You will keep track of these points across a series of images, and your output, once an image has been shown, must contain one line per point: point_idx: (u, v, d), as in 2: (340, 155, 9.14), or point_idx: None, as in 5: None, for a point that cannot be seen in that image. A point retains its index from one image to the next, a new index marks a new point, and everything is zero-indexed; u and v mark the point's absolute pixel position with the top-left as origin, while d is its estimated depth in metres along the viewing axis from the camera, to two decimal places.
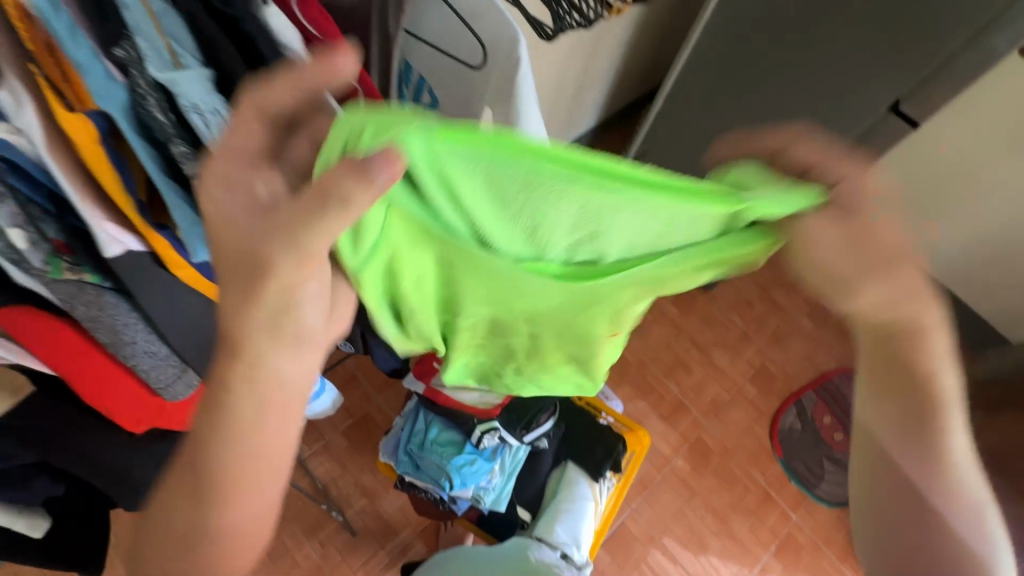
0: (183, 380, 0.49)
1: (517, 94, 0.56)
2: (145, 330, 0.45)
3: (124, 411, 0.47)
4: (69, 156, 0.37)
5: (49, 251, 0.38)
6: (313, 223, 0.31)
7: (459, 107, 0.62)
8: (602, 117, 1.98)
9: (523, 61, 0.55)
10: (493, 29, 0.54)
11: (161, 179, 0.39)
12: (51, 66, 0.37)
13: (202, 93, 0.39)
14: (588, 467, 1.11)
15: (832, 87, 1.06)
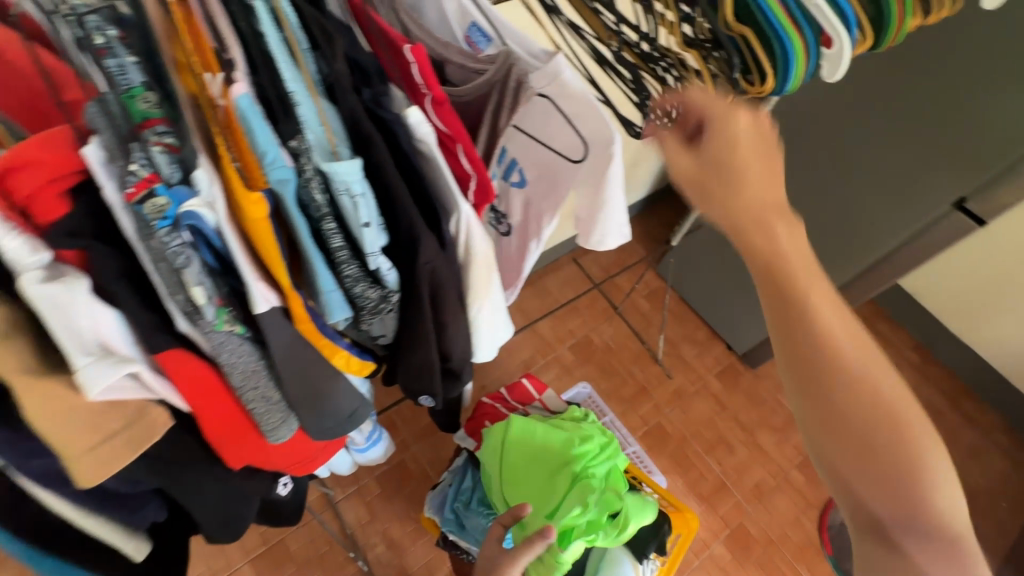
0: (284, 424, 0.53)
1: (607, 181, 0.62)
2: (266, 375, 0.49)
3: (234, 447, 0.52)
4: (240, 226, 0.44)
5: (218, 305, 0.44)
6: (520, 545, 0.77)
7: (546, 188, 0.69)
8: (652, 190, 2.07)
9: (615, 157, 0.60)
10: (589, 129, 0.59)
11: (312, 247, 0.46)
12: (236, 150, 0.44)
13: (356, 179, 0.45)
14: (633, 546, 1.08)
15: (887, 187, 1.10)
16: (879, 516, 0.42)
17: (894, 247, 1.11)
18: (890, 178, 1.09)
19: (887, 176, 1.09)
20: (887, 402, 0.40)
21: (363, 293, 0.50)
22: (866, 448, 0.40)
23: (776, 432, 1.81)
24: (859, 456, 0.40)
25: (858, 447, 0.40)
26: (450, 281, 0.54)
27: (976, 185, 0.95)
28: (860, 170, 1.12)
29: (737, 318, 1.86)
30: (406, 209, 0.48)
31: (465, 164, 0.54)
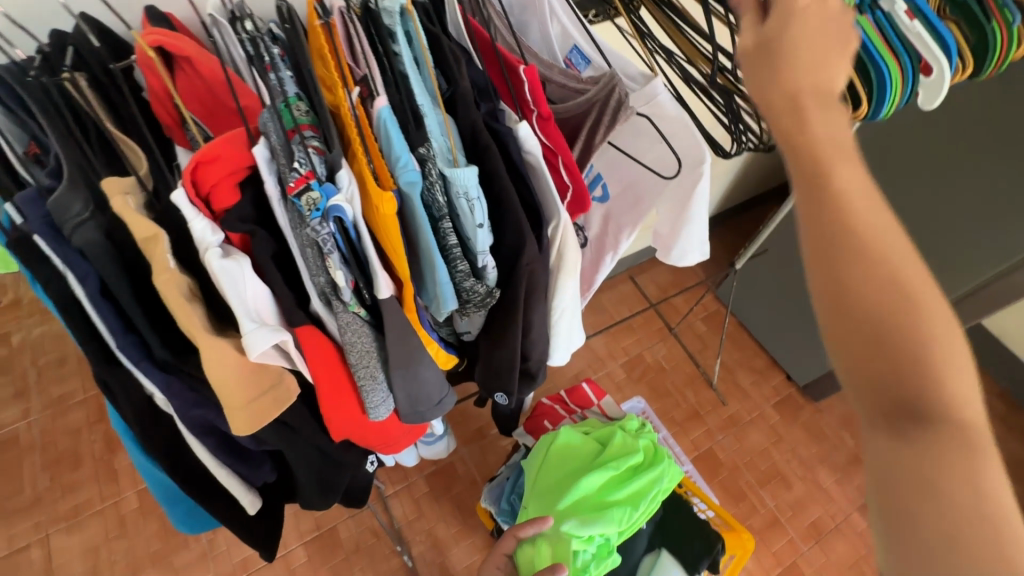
0: (383, 404, 0.58)
1: (692, 199, 0.64)
2: (376, 357, 0.55)
3: (342, 420, 0.57)
4: (372, 220, 0.49)
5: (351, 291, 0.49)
6: None
7: (628, 203, 0.72)
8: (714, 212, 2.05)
9: (704, 177, 0.63)
10: (680, 150, 0.62)
11: (432, 243, 0.51)
12: (372, 153, 0.50)
13: (473, 184, 0.50)
14: (685, 558, 1.08)
15: None
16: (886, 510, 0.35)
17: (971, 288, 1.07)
18: None
19: None
20: (898, 276, 0.35)
21: (471, 288, 0.54)
22: (861, 314, 0.35)
23: (837, 471, 1.75)
24: (863, 335, 0.36)
25: (862, 321, 0.36)
26: (543, 284, 0.58)
27: None
28: (942, 205, 1.06)
29: (800, 347, 1.81)
30: (514, 215, 0.52)
31: (564, 176, 0.59)
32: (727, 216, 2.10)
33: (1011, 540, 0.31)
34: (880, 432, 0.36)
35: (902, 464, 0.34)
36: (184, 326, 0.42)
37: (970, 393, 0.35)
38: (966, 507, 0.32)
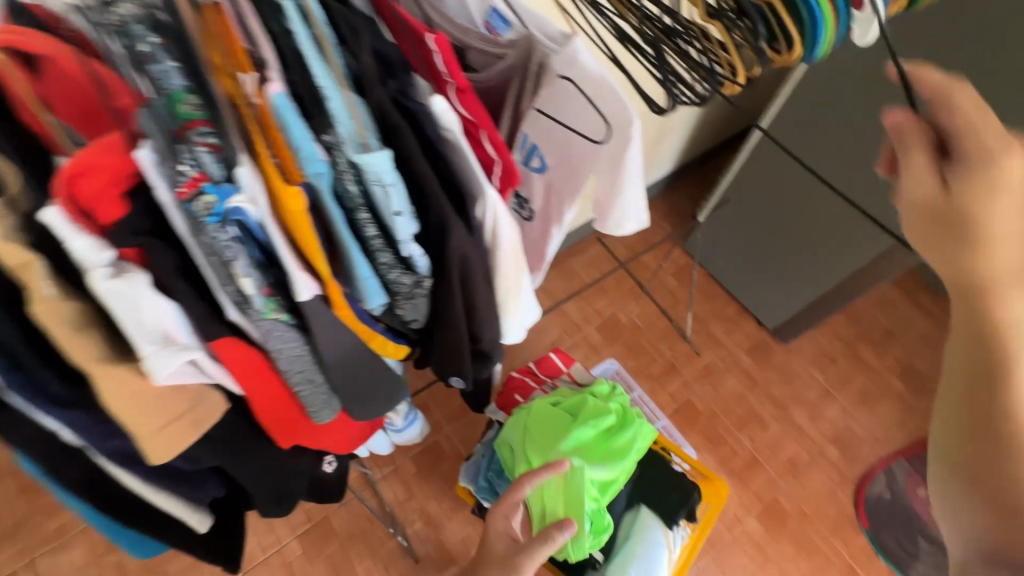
0: (327, 405, 0.57)
1: (625, 162, 0.62)
2: (310, 360, 0.52)
3: (284, 427, 0.56)
4: (280, 217, 0.46)
5: (267, 297, 0.47)
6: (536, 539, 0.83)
7: (567, 171, 0.70)
8: (677, 166, 2.03)
9: (635, 138, 0.60)
10: (607, 112, 0.59)
11: (348, 237, 0.48)
12: (271, 146, 0.45)
13: (387, 170, 0.47)
14: (663, 513, 1.10)
15: None
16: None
17: None
18: None
19: None
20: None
21: (397, 278, 0.53)
22: (982, 473, 0.45)
23: (809, 407, 1.81)
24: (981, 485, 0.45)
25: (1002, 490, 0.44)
26: (478, 266, 0.56)
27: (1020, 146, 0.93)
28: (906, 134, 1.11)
29: (768, 291, 1.83)
30: (435, 198, 0.50)
31: (489, 150, 0.56)
32: (689, 167, 2.08)
33: None
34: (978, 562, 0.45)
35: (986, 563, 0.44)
36: (75, 357, 0.40)
37: None
38: None
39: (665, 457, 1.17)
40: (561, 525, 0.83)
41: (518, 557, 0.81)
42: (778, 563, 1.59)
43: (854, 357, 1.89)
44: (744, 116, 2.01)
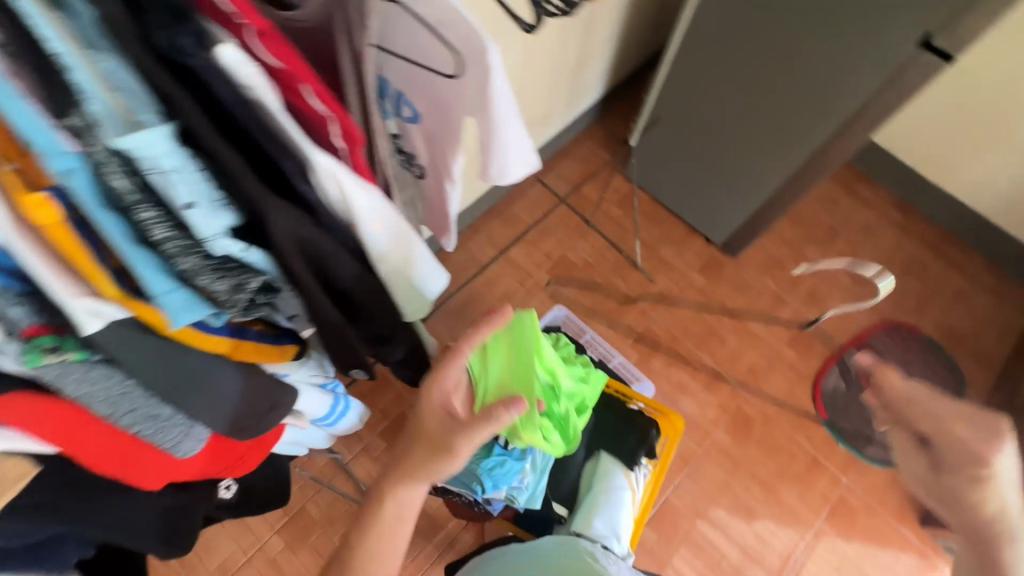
0: (190, 436, 0.49)
1: (491, 96, 0.54)
2: (141, 394, 0.44)
3: (138, 470, 0.48)
4: (30, 233, 0.35)
5: (24, 344, 0.38)
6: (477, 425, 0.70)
7: (440, 116, 0.63)
8: (608, 87, 1.91)
9: (495, 67, 0.52)
10: (458, 40, 0.51)
11: (129, 246, 0.38)
12: (7, 145, 0.35)
13: (164, 150, 0.36)
14: (623, 456, 1.09)
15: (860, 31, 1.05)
16: None
17: (868, 96, 1.12)
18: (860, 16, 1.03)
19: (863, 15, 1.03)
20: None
21: (214, 286, 0.41)
22: None
23: (763, 315, 1.78)
24: None
25: None
26: (328, 248, 0.48)
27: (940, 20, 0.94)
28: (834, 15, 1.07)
29: (707, 208, 1.74)
30: (243, 178, 0.39)
31: (316, 107, 0.45)
32: (620, 89, 1.99)
33: None
34: None
35: None
36: None
37: None
38: None
39: (626, 404, 1.14)
40: (508, 406, 0.68)
41: (454, 438, 0.71)
42: (749, 468, 1.62)
43: (801, 259, 1.82)
44: (668, 24, 1.90)
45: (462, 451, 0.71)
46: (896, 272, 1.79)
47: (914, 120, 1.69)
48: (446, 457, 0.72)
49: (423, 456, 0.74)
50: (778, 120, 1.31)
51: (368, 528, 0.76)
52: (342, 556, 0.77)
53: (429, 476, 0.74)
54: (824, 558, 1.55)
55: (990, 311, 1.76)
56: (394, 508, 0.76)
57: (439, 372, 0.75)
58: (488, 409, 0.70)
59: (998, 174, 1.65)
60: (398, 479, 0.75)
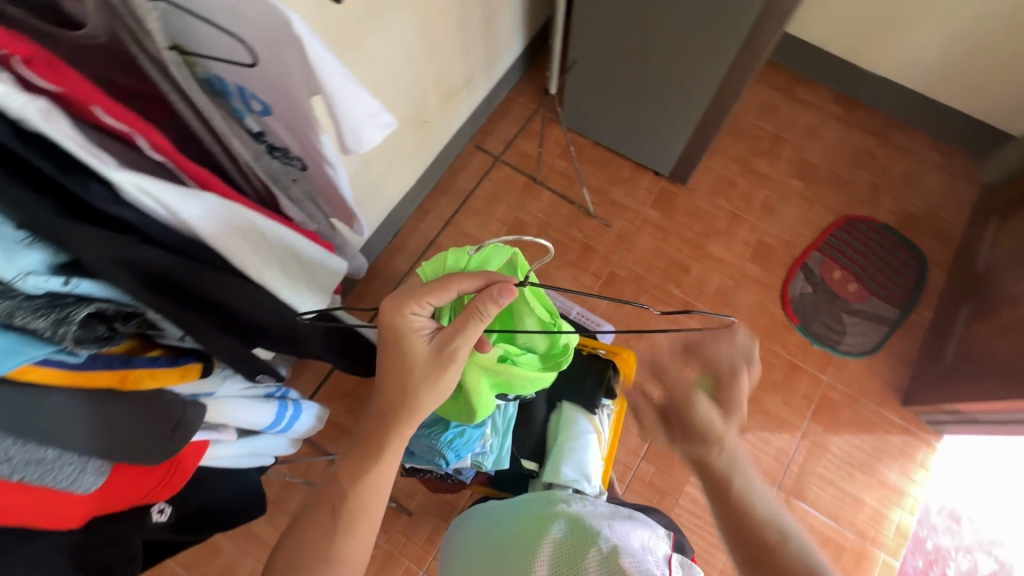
0: (87, 471, 0.51)
1: (313, 67, 0.53)
2: (12, 443, 0.45)
3: (43, 513, 0.49)
4: None
5: None
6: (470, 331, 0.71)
7: (287, 104, 0.61)
8: (529, 40, 1.86)
9: (305, 38, 0.51)
10: (261, 19, 0.51)
11: None
12: None
13: None
14: (583, 402, 1.11)
15: None
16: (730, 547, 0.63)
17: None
18: None
19: None
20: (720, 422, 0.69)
21: (29, 324, 0.39)
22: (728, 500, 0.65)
23: (722, 236, 1.75)
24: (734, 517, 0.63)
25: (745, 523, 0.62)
26: (164, 262, 0.47)
27: None
28: None
29: (646, 139, 1.71)
30: (31, 208, 0.39)
31: (114, 124, 0.45)
32: (540, 40, 1.94)
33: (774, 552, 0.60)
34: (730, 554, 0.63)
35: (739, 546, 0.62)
36: None
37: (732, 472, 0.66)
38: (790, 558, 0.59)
39: (584, 351, 1.16)
40: (496, 297, 0.67)
41: (449, 346, 0.71)
42: None
43: (751, 173, 1.80)
44: None
45: (461, 354, 0.72)
46: (845, 167, 1.79)
47: (829, 7, 1.67)
48: (448, 367, 0.72)
49: (425, 377, 0.72)
50: (693, 31, 1.28)
51: (361, 462, 0.74)
52: (333, 493, 0.73)
53: (434, 394, 0.74)
54: (822, 463, 1.54)
55: (943, 187, 1.76)
56: (397, 437, 0.74)
57: (412, 300, 0.69)
58: (480, 308, 0.69)
59: (925, 52, 1.63)
60: (398, 408, 0.73)
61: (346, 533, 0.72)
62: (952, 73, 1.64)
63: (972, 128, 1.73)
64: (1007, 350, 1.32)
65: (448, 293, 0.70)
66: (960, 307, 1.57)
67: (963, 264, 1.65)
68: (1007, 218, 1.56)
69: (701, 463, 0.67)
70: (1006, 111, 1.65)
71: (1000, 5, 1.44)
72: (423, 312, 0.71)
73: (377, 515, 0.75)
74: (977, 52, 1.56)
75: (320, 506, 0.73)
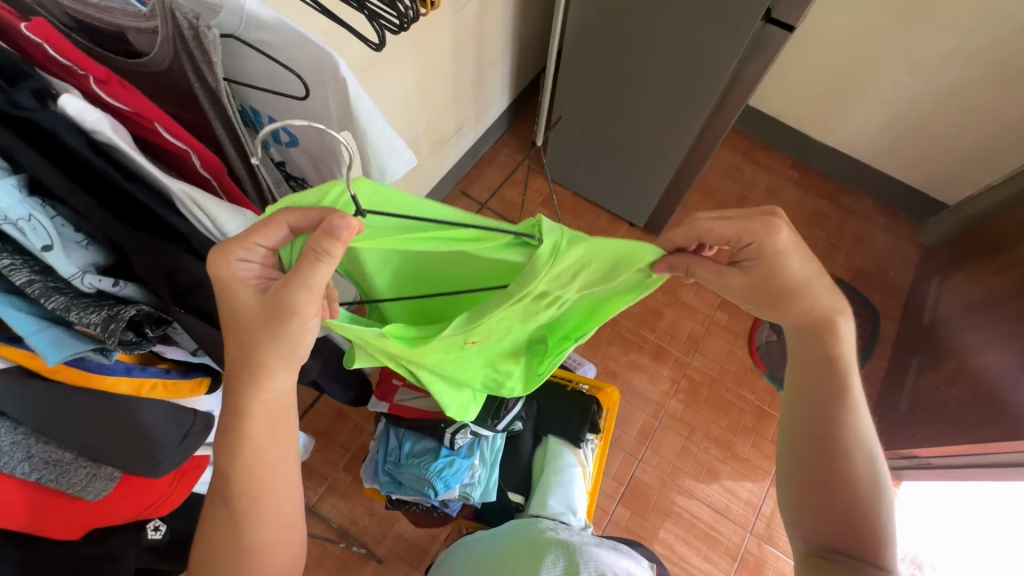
0: (98, 476, 0.52)
1: (354, 105, 0.60)
2: (36, 442, 0.48)
3: (50, 519, 0.51)
4: None
5: None
6: (305, 284, 0.45)
7: (315, 139, 0.66)
8: (514, 97, 1.99)
9: (348, 79, 0.57)
10: (313, 63, 0.57)
11: None
12: None
13: (12, 201, 0.40)
14: (568, 435, 1.13)
15: (709, 20, 1.18)
16: (800, 487, 0.68)
17: (734, 72, 1.26)
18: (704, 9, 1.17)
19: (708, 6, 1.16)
20: (838, 372, 0.64)
21: (83, 318, 0.41)
22: (818, 460, 0.66)
23: (694, 284, 1.83)
24: (818, 477, 0.66)
25: (824, 484, 0.66)
26: (200, 268, 0.48)
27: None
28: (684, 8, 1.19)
29: (623, 191, 1.83)
30: (93, 211, 0.43)
31: (174, 142, 0.49)
32: (524, 97, 2.07)
33: (854, 509, 0.64)
34: (801, 491, 0.68)
35: (820, 496, 0.66)
36: None
37: (855, 421, 0.64)
38: (859, 514, 0.64)
39: (569, 387, 1.18)
40: (330, 234, 0.41)
41: (285, 293, 0.46)
42: (704, 429, 1.65)
43: None
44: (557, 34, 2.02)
45: (305, 307, 0.47)
46: (803, 226, 1.94)
47: (784, 82, 1.87)
48: (292, 322, 0.48)
49: (264, 337, 0.49)
50: (667, 97, 1.41)
51: (256, 479, 0.55)
52: (220, 481, 0.56)
53: (290, 351, 0.51)
54: None
55: (889, 247, 1.93)
56: (260, 406, 0.53)
57: (234, 244, 0.46)
58: (311, 244, 0.42)
59: (868, 126, 1.83)
60: (245, 375, 0.51)
61: (265, 561, 0.58)
62: (893, 147, 1.85)
63: (913, 196, 1.93)
64: (953, 398, 1.44)
65: (278, 229, 0.45)
66: (912, 357, 1.68)
67: (910, 318, 1.79)
68: (948, 277, 1.73)
69: (818, 415, 0.66)
70: (939, 182, 1.86)
71: (927, 90, 1.66)
72: (255, 256, 0.47)
73: (286, 491, 0.58)
74: (913, 128, 1.77)
75: (215, 495, 0.58)
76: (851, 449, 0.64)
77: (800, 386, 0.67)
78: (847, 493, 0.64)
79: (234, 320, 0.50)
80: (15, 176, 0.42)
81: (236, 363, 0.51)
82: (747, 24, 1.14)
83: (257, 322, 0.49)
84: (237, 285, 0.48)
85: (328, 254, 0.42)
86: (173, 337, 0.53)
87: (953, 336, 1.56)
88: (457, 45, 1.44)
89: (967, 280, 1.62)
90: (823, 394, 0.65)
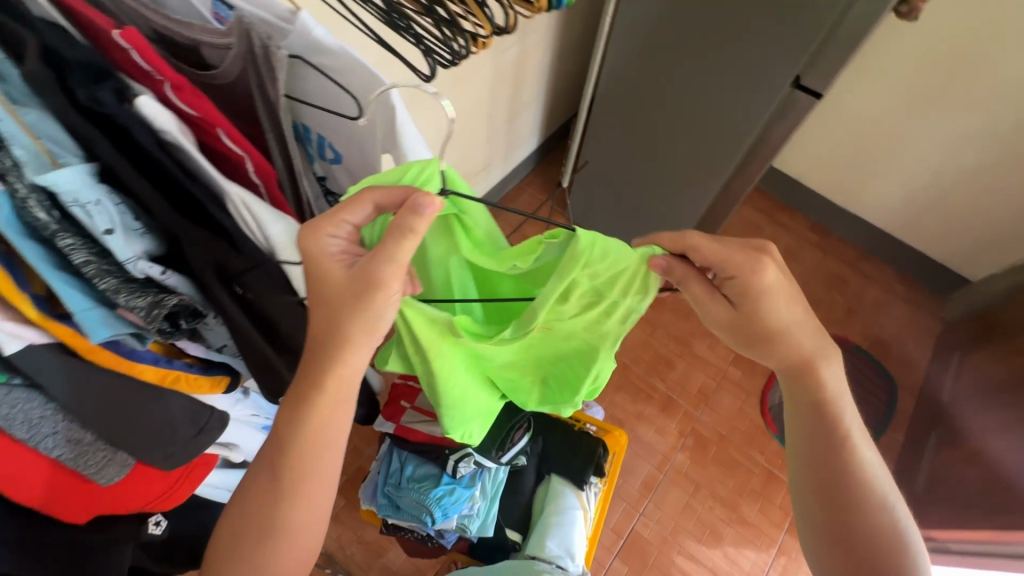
0: (113, 462, 0.53)
1: (399, 129, 0.63)
2: (61, 418, 0.49)
3: (60, 499, 0.51)
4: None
5: None
6: (390, 257, 0.48)
7: (358, 158, 0.70)
8: (543, 139, 2.05)
9: (397, 105, 0.61)
10: (365, 88, 0.61)
11: (47, 270, 0.42)
12: None
13: (83, 186, 0.43)
14: (572, 477, 1.10)
15: (737, 81, 1.22)
16: (818, 540, 0.66)
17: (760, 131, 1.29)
18: (734, 71, 1.21)
19: (738, 68, 1.20)
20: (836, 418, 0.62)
21: (130, 302, 0.44)
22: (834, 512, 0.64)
23: (708, 337, 1.82)
24: (836, 530, 0.64)
25: (841, 537, 0.64)
26: (241, 265, 0.50)
27: (801, 66, 1.12)
28: (715, 69, 1.24)
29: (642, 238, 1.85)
30: (153, 203, 0.46)
31: (233, 147, 0.52)
32: (553, 141, 2.14)
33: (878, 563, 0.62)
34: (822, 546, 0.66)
35: (844, 550, 0.64)
36: None
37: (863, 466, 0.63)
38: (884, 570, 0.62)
39: (577, 427, 1.16)
40: (417, 206, 0.45)
41: (372, 265, 0.49)
42: (710, 487, 1.60)
43: None
44: None
45: (391, 280, 0.50)
46: (822, 288, 1.93)
47: (807, 146, 1.90)
48: (379, 295, 0.50)
49: (349, 310, 0.51)
50: (692, 150, 1.44)
51: (282, 465, 0.57)
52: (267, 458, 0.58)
53: (371, 327, 0.53)
54: None
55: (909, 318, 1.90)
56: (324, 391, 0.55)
57: (325, 221, 0.49)
58: (399, 217, 0.46)
59: (891, 195, 1.85)
60: (326, 351, 0.54)
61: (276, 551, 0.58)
62: (915, 218, 1.85)
63: (936, 268, 1.91)
64: (972, 481, 1.38)
65: (363, 207, 0.49)
66: (930, 433, 1.63)
67: (929, 392, 1.75)
68: (969, 353, 1.69)
69: (827, 461, 0.64)
70: (963, 257, 1.85)
71: (950, 165, 1.68)
72: (343, 234, 0.51)
73: (325, 486, 0.59)
74: (935, 201, 1.78)
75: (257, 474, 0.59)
76: (865, 497, 0.63)
77: (798, 433, 0.65)
78: (867, 544, 0.62)
79: (321, 294, 0.52)
80: (87, 163, 0.44)
81: (321, 337, 0.53)
82: (776, 86, 1.18)
83: (344, 295, 0.51)
84: (327, 259, 0.51)
85: (413, 225, 0.46)
86: (202, 334, 0.55)
87: (974, 414, 1.51)
88: (494, 86, 1.50)
89: (989, 358, 1.59)
90: (828, 439, 0.63)
